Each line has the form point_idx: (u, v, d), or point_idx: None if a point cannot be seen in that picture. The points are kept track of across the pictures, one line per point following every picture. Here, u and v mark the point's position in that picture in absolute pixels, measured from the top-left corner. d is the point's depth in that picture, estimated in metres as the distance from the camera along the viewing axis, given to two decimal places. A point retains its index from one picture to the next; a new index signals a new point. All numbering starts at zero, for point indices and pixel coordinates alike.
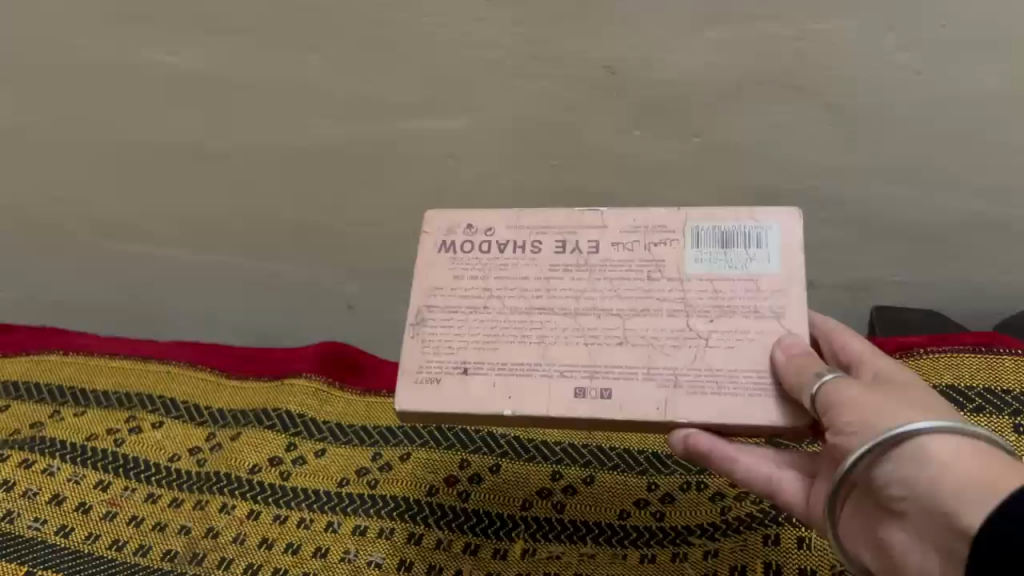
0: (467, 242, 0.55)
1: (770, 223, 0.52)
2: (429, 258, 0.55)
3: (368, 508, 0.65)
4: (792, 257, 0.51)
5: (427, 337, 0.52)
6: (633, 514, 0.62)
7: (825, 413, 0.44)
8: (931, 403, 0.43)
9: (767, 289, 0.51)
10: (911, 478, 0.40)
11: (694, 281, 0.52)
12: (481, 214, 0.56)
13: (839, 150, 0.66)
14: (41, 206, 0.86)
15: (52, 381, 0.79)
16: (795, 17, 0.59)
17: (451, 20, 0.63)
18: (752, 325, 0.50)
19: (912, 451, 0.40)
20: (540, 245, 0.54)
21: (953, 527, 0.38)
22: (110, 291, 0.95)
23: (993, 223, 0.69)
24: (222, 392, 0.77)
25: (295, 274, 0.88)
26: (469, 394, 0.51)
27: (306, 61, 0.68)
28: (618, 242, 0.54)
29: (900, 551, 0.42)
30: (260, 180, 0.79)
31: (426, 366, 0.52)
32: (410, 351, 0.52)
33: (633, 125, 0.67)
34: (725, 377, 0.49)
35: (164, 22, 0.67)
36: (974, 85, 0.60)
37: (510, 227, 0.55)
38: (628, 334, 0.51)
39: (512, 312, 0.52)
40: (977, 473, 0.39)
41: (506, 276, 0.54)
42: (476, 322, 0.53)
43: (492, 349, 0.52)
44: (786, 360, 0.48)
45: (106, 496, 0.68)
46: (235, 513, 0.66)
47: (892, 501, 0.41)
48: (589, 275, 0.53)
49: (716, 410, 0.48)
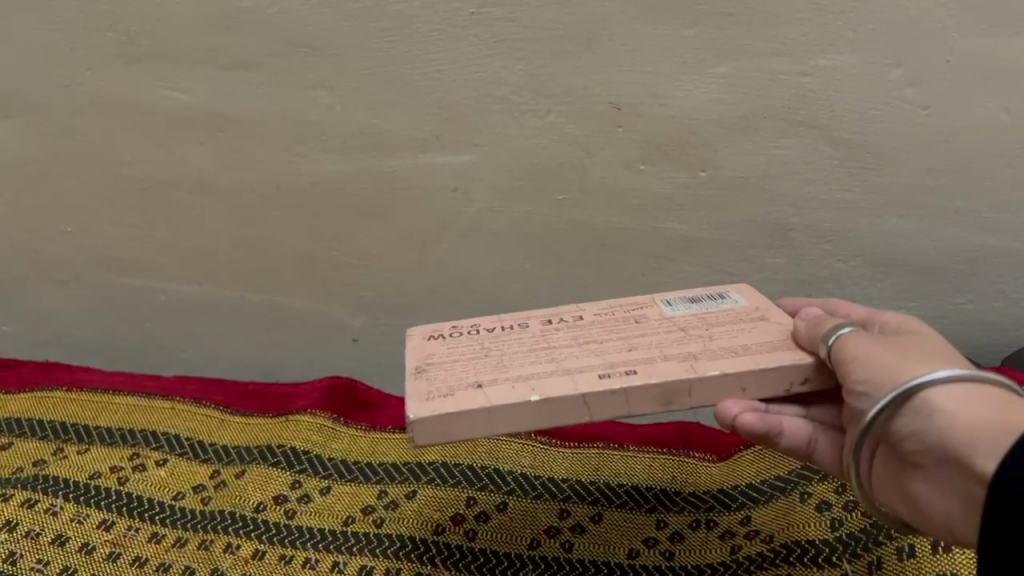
0: (454, 332, 0.56)
1: (729, 292, 0.59)
2: (418, 343, 0.54)
3: (375, 547, 0.63)
4: (758, 298, 0.57)
5: (430, 377, 0.50)
6: (643, 552, 0.60)
7: (841, 371, 0.46)
8: (941, 351, 0.45)
9: (746, 311, 0.55)
10: (922, 432, 0.42)
11: (680, 316, 0.55)
12: (461, 321, 0.57)
13: (846, 184, 0.66)
14: (38, 241, 0.85)
15: (56, 419, 0.78)
16: (800, 52, 0.61)
17: (460, 57, 0.65)
18: (746, 324, 0.53)
19: (919, 404, 0.42)
20: (526, 324, 0.56)
21: (964, 473, 0.40)
22: (104, 332, 0.91)
23: (1002, 256, 0.69)
24: (226, 428, 0.77)
25: (295, 309, 0.85)
26: (489, 396, 0.47)
27: (314, 98, 0.69)
28: (598, 314, 0.56)
29: (926, 501, 0.44)
30: (263, 216, 0.78)
31: (435, 390, 0.48)
32: (413, 387, 0.49)
33: (637, 159, 0.67)
34: (740, 346, 0.50)
35: (173, 59, 0.69)
36: (976, 119, 0.62)
37: (494, 322, 0.57)
38: (635, 344, 0.51)
39: (515, 352, 0.52)
40: (979, 419, 0.40)
41: (501, 339, 0.54)
42: (481, 363, 0.51)
43: (502, 370, 0.50)
44: (805, 326, 0.50)
45: (110, 536, 0.66)
46: (240, 552, 0.64)
47: (912, 455, 0.43)
48: (580, 329, 0.54)
49: (745, 365, 0.48)
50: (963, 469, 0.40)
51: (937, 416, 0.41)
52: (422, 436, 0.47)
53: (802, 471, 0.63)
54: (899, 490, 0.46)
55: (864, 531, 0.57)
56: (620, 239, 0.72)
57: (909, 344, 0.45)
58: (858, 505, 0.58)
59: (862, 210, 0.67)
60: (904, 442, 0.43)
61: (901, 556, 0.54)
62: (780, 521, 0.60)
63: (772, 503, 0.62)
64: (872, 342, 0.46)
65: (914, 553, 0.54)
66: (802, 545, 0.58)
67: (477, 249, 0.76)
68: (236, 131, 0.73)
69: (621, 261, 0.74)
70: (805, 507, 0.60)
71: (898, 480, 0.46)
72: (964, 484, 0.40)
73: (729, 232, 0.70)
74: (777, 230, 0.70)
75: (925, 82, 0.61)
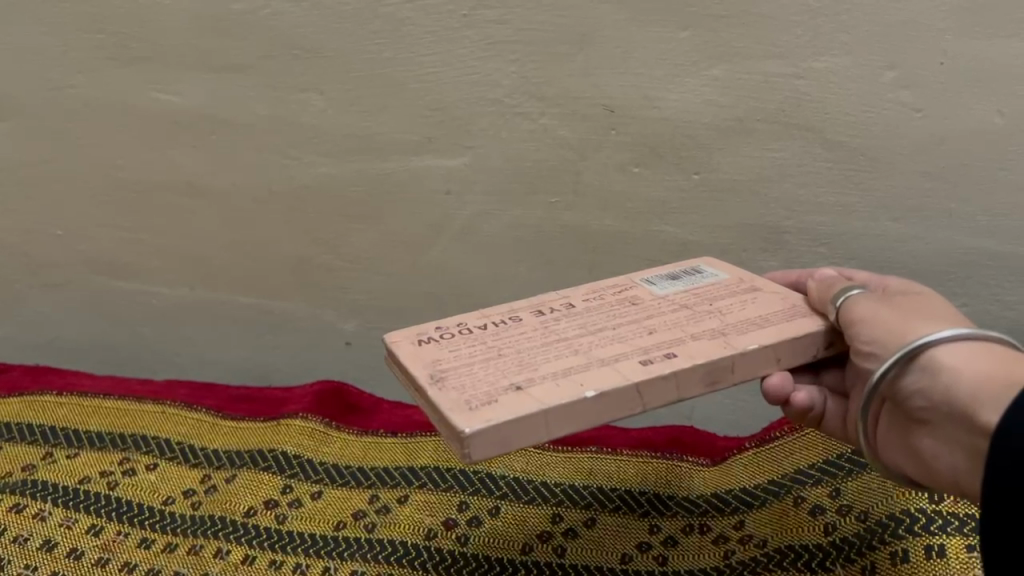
0: (442, 334, 0.51)
1: (702, 266, 0.59)
2: (412, 351, 0.49)
3: (366, 552, 0.63)
4: (734, 270, 0.58)
5: (457, 385, 0.45)
6: (635, 557, 0.60)
7: (849, 331, 0.49)
8: (939, 312, 0.47)
9: (735, 282, 0.56)
10: (929, 388, 0.44)
11: (675, 293, 0.54)
12: (435, 321, 0.53)
13: (840, 187, 0.65)
14: (27, 245, 0.85)
15: (45, 423, 0.77)
16: (794, 55, 0.61)
17: (452, 60, 0.66)
18: (746, 295, 0.54)
19: (926, 361, 0.44)
20: (518, 317, 0.52)
21: (972, 428, 0.42)
22: (91, 341, 0.90)
23: (1006, 267, 0.67)
24: (217, 432, 0.76)
25: (288, 314, 0.84)
26: (539, 397, 0.43)
27: (306, 101, 0.70)
28: (585, 298, 0.55)
29: (932, 456, 0.46)
30: (255, 219, 0.78)
31: (475, 397, 0.44)
32: (444, 397, 0.44)
33: (630, 162, 0.67)
34: (758, 319, 0.51)
35: (164, 61, 0.71)
36: (972, 123, 0.61)
37: (479, 317, 0.53)
38: (652, 324, 0.50)
39: (532, 348, 0.48)
40: (984, 373, 0.42)
41: (503, 336, 0.50)
42: (503, 363, 0.47)
43: (532, 368, 0.46)
44: (819, 286, 0.52)
45: (99, 541, 0.65)
46: (231, 557, 0.64)
47: (919, 412, 0.45)
48: (580, 315, 0.52)
49: (778, 338, 0.48)
50: (970, 422, 0.42)
51: (944, 373, 0.44)
52: (479, 450, 0.42)
53: (798, 475, 0.62)
54: (905, 448, 0.48)
55: (859, 536, 0.56)
56: (616, 245, 0.71)
57: (910, 304, 0.48)
58: (852, 509, 0.58)
59: (856, 213, 0.66)
60: (910, 399, 0.46)
61: (894, 562, 0.53)
62: (774, 526, 0.60)
63: (766, 508, 0.61)
64: (875, 303, 0.48)
65: (907, 559, 0.53)
66: (796, 550, 0.57)
67: (470, 254, 0.75)
68: (227, 134, 0.73)
69: (616, 267, 0.73)
70: (799, 512, 0.60)
71: (903, 438, 0.48)
72: (969, 436, 0.43)
73: (724, 236, 0.69)
74: (773, 236, 0.69)
75: (918, 85, 0.60)
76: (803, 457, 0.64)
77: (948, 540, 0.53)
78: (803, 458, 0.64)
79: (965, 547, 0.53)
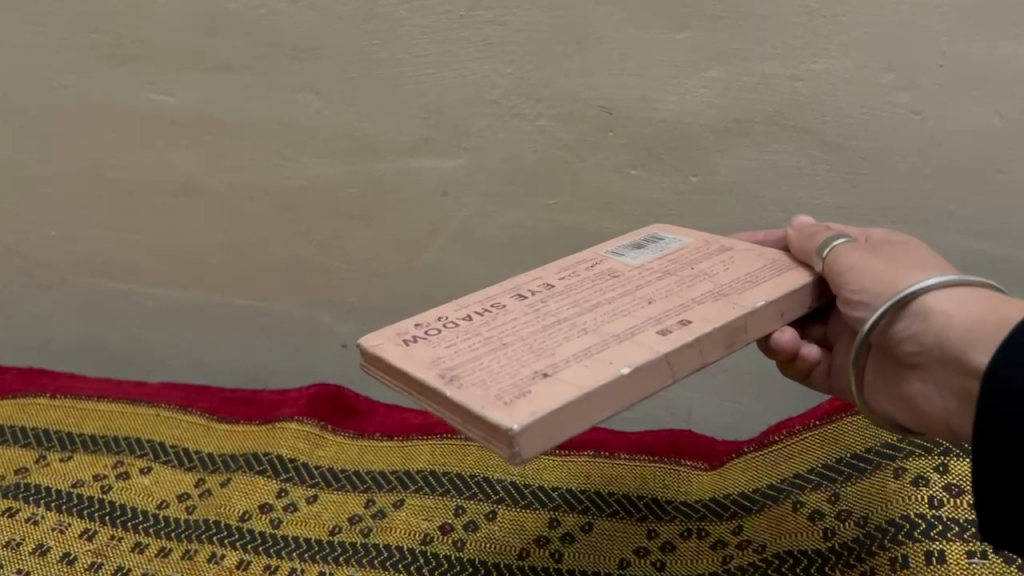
0: (425, 332, 0.45)
1: (661, 233, 0.57)
2: (403, 354, 0.42)
3: (362, 557, 0.62)
4: (694, 233, 0.56)
5: (479, 382, 0.39)
6: (633, 562, 0.60)
7: (836, 281, 0.48)
8: (928, 260, 0.47)
9: (704, 244, 0.54)
10: (919, 334, 0.44)
11: (653, 262, 0.52)
12: (405, 321, 0.46)
13: (841, 190, 0.65)
14: (21, 246, 0.84)
15: (38, 425, 0.77)
16: (792, 56, 0.61)
17: (447, 58, 0.65)
18: (726, 257, 0.52)
19: (916, 307, 0.44)
20: (501, 303, 0.47)
21: (962, 369, 0.42)
22: (85, 343, 0.90)
23: (1007, 271, 0.66)
24: (212, 435, 0.76)
25: (284, 316, 0.83)
26: (574, 380, 0.39)
27: (302, 101, 0.70)
28: (559, 277, 0.50)
29: (924, 400, 0.46)
30: (250, 220, 0.78)
31: (506, 392, 0.38)
32: (469, 395, 0.38)
33: (627, 164, 0.67)
34: (751, 278, 0.49)
35: (159, 61, 0.71)
36: (974, 125, 0.61)
37: (456, 309, 0.47)
38: (648, 292, 0.47)
39: (536, 332, 0.43)
40: (974, 314, 0.42)
41: (495, 324, 0.45)
42: (515, 351, 0.42)
43: (550, 354, 0.41)
44: (796, 234, 0.53)
45: (92, 546, 0.65)
46: (225, 562, 0.63)
47: (910, 356, 0.45)
48: (564, 293, 0.48)
49: (778, 296, 0.47)
50: (960, 364, 0.42)
51: (935, 318, 0.43)
52: (527, 449, 0.36)
53: (796, 480, 0.62)
54: (897, 395, 0.48)
55: (857, 541, 0.56)
56: None
57: (897, 253, 0.48)
58: (851, 514, 0.57)
59: (856, 215, 0.66)
60: (901, 345, 0.46)
61: (893, 568, 0.53)
62: (772, 530, 0.59)
63: (764, 512, 0.61)
64: (864, 253, 0.48)
65: (907, 565, 0.53)
66: (795, 555, 0.57)
67: (467, 257, 0.74)
68: (223, 136, 0.73)
69: None
70: (798, 516, 0.59)
71: (895, 385, 0.48)
72: (960, 378, 0.42)
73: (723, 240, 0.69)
74: None
75: (918, 87, 0.60)
76: (801, 457, 0.64)
77: (947, 546, 0.53)
78: (801, 461, 0.63)
79: (964, 553, 0.52)
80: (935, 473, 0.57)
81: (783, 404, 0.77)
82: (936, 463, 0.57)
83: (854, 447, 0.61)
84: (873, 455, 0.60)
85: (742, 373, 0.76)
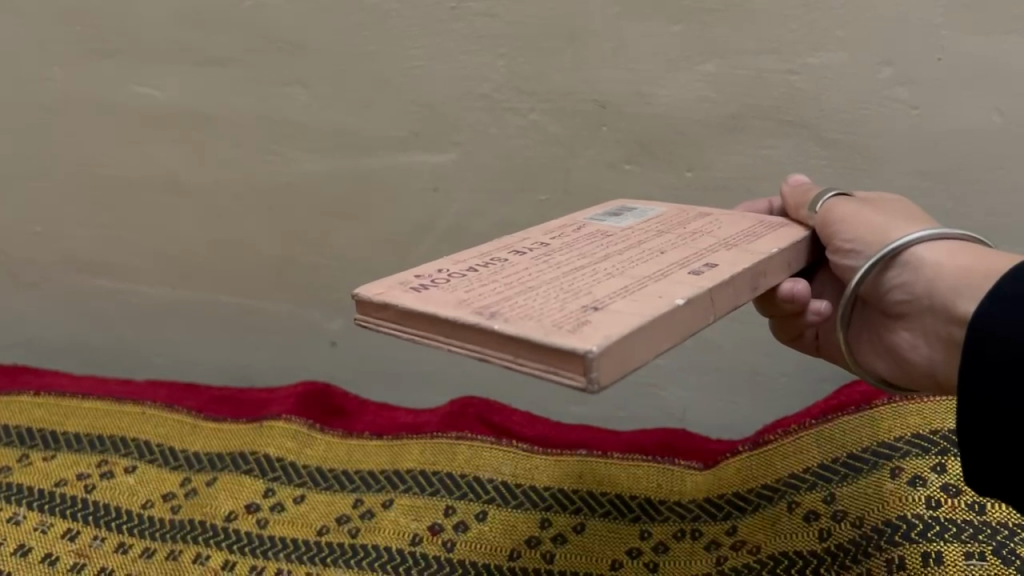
0: (434, 281, 0.39)
1: (630, 205, 0.55)
2: (420, 297, 0.37)
3: (351, 559, 0.61)
4: (664, 204, 0.55)
5: (527, 313, 0.34)
6: (626, 564, 0.59)
7: (826, 233, 0.48)
8: (919, 217, 0.47)
9: (680, 211, 0.53)
10: (908, 283, 0.45)
11: (638, 224, 0.50)
12: (401, 274, 0.40)
13: (838, 187, 0.64)
14: (8, 242, 0.83)
15: (21, 424, 0.76)
16: (788, 50, 0.60)
17: (439, 52, 0.65)
18: (712, 219, 0.51)
19: (905, 258, 0.44)
20: (502, 258, 0.43)
21: (949, 317, 0.43)
22: (70, 342, 0.89)
23: None
24: (198, 434, 0.75)
25: (272, 314, 0.82)
26: (629, 309, 0.35)
27: (291, 95, 0.69)
28: (550, 238, 0.47)
29: (910, 348, 0.47)
30: (237, 217, 0.77)
31: (564, 321, 0.33)
32: (524, 325, 0.33)
33: (621, 159, 0.66)
34: (749, 231, 0.48)
35: (141, 53, 0.70)
36: (974, 120, 0.60)
37: (455, 264, 0.42)
38: (653, 245, 0.45)
39: (559, 276, 0.39)
40: (963, 264, 0.42)
41: (510, 273, 0.40)
42: (548, 290, 0.37)
43: (590, 291, 0.37)
44: (791, 191, 0.53)
45: (73, 546, 0.64)
46: (210, 563, 0.62)
47: (897, 305, 0.46)
48: (565, 247, 0.45)
49: (788, 246, 0.46)
50: (948, 312, 0.43)
51: (924, 268, 0.44)
52: (604, 375, 0.32)
53: (791, 480, 0.61)
54: (885, 346, 0.49)
55: (853, 543, 0.55)
56: None
57: (889, 211, 0.48)
58: (847, 515, 0.57)
59: None
60: (889, 294, 0.46)
61: (890, 569, 0.52)
62: (766, 531, 0.59)
63: (757, 513, 0.60)
64: (856, 207, 0.48)
65: (904, 566, 0.52)
66: (790, 557, 0.56)
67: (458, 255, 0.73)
68: (207, 130, 0.73)
69: None
70: (793, 516, 0.58)
71: (883, 337, 0.49)
72: (948, 326, 0.43)
73: None
74: None
75: (915, 82, 0.59)
76: (795, 454, 0.63)
77: (944, 547, 0.52)
78: (798, 460, 0.62)
79: (962, 554, 0.52)
80: (933, 474, 0.56)
81: (776, 404, 0.76)
82: (934, 464, 0.57)
83: (850, 447, 0.61)
84: (869, 455, 0.59)
85: (734, 371, 0.76)
